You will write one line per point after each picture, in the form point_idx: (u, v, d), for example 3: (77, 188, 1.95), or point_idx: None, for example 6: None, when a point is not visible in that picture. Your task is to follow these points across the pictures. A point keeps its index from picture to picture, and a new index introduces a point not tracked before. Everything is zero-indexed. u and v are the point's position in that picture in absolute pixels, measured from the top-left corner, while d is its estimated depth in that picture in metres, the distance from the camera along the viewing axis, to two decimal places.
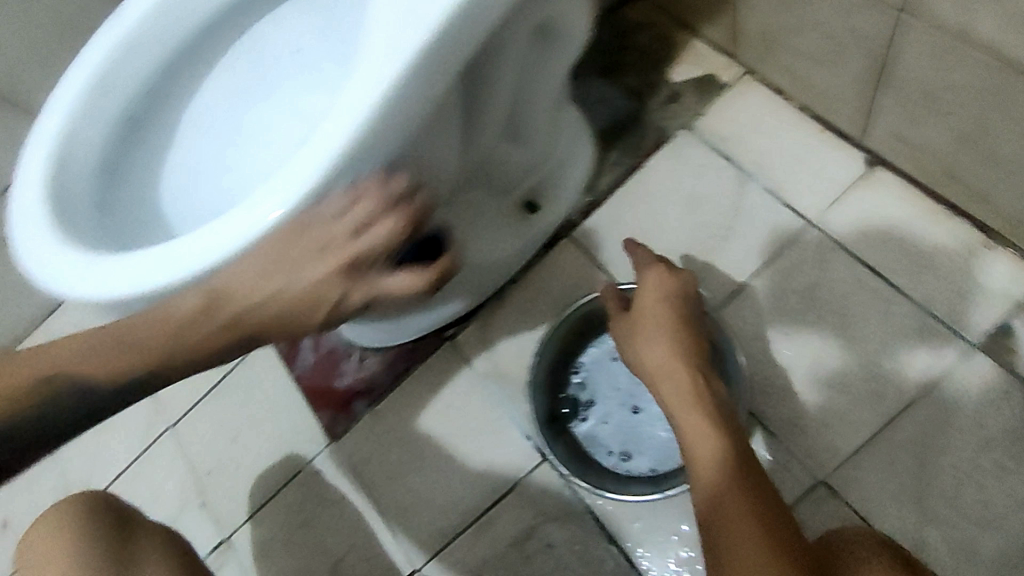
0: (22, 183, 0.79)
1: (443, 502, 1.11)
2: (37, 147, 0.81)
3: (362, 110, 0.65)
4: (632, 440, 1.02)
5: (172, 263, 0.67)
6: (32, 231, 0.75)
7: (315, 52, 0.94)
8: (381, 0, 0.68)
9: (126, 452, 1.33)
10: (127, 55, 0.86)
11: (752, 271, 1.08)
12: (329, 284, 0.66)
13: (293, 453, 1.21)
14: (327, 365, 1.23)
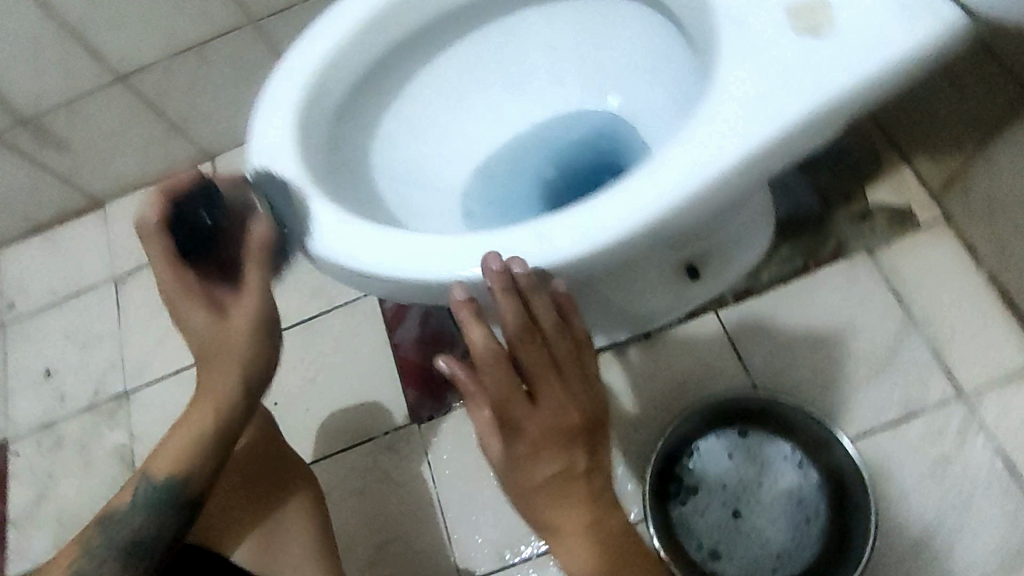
0: (269, 111, 0.76)
1: (508, 525, 1.09)
2: (292, 79, 0.77)
3: (680, 189, 0.65)
4: (725, 543, 1.00)
5: (434, 258, 0.68)
6: (283, 161, 0.73)
7: (572, 69, 0.95)
8: (729, 81, 0.67)
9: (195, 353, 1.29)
10: (410, 6, 0.83)
11: (888, 419, 1.06)
12: (170, 268, 0.67)
13: (371, 420, 1.18)
14: (430, 345, 1.21)
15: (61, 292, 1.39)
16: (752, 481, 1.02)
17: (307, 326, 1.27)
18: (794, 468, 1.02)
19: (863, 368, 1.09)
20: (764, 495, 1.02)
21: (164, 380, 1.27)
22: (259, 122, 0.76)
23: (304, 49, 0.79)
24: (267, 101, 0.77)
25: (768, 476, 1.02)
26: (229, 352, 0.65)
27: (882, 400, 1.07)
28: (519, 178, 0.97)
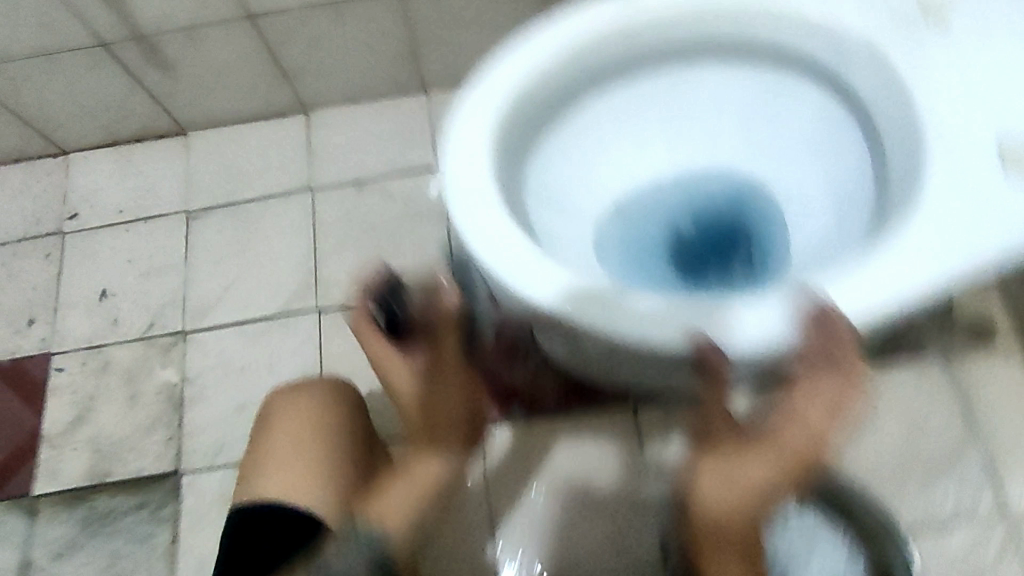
0: (464, 127, 0.78)
1: (556, 547, 1.08)
2: (485, 98, 0.79)
3: (873, 304, 0.66)
4: None
5: (615, 313, 0.69)
6: (479, 180, 0.75)
7: (734, 133, 0.96)
8: (932, 208, 0.69)
9: (261, 307, 1.26)
10: (606, 43, 0.85)
11: (939, 524, 1.09)
12: (368, 338, 0.90)
13: None
14: (503, 355, 1.16)
15: (131, 214, 1.36)
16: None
17: None
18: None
19: (922, 469, 1.12)
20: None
21: (226, 327, 1.25)
22: (449, 132, 0.78)
23: (500, 70, 0.81)
24: (460, 115, 0.79)
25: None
26: (439, 399, 0.79)
27: (933, 504, 1.10)
28: (659, 227, 0.96)
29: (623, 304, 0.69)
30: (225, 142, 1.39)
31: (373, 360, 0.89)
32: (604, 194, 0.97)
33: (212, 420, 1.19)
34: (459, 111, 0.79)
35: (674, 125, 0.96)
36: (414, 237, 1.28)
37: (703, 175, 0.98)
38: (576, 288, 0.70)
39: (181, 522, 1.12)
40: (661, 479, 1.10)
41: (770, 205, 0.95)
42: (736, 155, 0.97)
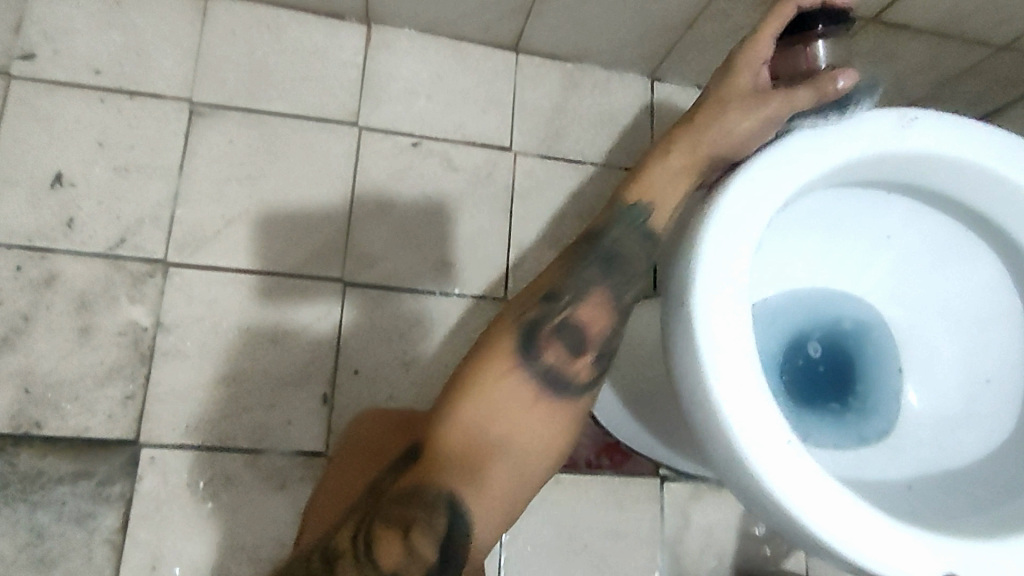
0: (718, 266, 0.65)
1: None
2: (741, 227, 0.67)
3: None
4: None
5: (845, 523, 0.60)
6: (731, 316, 0.64)
7: (903, 272, 0.88)
8: None
9: (270, 260, 1.03)
10: (858, 168, 0.74)
11: None
12: (779, 21, 0.74)
13: None
14: None
15: (111, 81, 1.03)
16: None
17: (418, 293, 1.06)
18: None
19: None
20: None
21: (223, 274, 1.01)
22: (704, 241, 0.66)
23: (756, 187, 0.68)
24: (709, 247, 0.66)
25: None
26: (738, 151, 0.74)
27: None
28: (784, 344, 0.89)
29: (854, 517, 0.60)
30: (258, 30, 1.09)
31: (749, 61, 0.75)
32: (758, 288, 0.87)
33: (188, 388, 0.97)
34: (711, 237, 0.66)
35: (852, 245, 0.88)
36: (468, 226, 1.10)
37: (852, 301, 0.90)
38: (811, 487, 0.60)
39: (135, 506, 0.93)
40: (670, 563, 1.05)
41: (892, 350, 0.89)
42: (891, 295, 0.89)
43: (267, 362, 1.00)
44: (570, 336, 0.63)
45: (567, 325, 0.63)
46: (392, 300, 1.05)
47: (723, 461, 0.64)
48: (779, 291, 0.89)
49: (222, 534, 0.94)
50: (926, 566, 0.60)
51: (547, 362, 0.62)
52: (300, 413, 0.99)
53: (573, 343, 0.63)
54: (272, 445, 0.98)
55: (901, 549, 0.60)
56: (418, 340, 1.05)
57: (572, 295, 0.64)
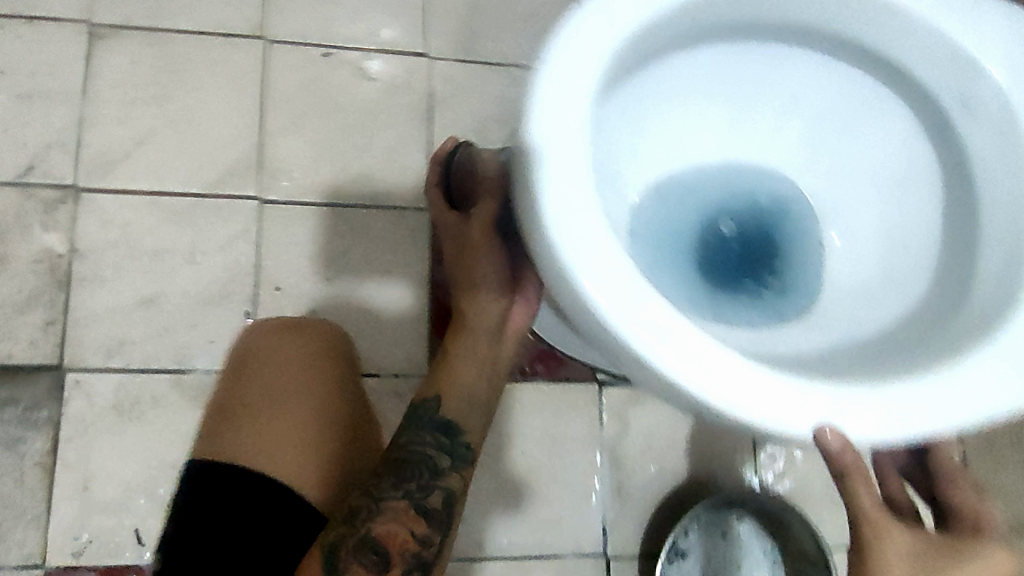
0: (552, 127, 0.60)
1: (497, 515, 1.00)
2: (584, 62, 0.62)
3: (951, 421, 0.60)
4: None
5: (691, 366, 0.58)
6: (570, 157, 0.60)
7: (807, 129, 0.85)
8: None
9: (183, 182, 1.01)
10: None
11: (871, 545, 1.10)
12: (445, 218, 0.83)
13: (377, 353, 1.01)
14: None
15: (8, 8, 1.01)
16: (734, 567, 0.98)
17: (334, 207, 1.04)
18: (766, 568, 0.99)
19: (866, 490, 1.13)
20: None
21: (136, 196, 1.00)
22: (539, 78, 0.62)
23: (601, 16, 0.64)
24: (546, 86, 0.61)
25: (748, 567, 0.98)
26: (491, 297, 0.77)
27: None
28: (687, 212, 0.85)
29: (704, 360, 0.58)
30: None
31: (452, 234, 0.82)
32: (656, 154, 0.84)
33: (107, 310, 0.97)
34: (546, 75, 0.61)
35: (750, 102, 0.84)
36: (386, 135, 1.07)
37: (759, 165, 0.86)
38: (659, 334, 0.58)
39: (64, 428, 0.94)
40: (610, 464, 1.03)
41: (806, 219, 0.85)
42: (798, 155, 0.85)
43: (184, 283, 0.99)
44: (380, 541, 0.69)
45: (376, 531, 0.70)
46: (310, 215, 1.03)
47: (575, 308, 0.61)
48: (679, 159, 0.85)
49: (151, 451, 0.95)
50: (785, 416, 0.58)
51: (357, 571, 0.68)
52: (221, 332, 0.99)
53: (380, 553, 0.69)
54: (196, 364, 0.97)
55: (756, 396, 0.58)
56: (337, 253, 1.03)
57: (375, 513, 0.70)
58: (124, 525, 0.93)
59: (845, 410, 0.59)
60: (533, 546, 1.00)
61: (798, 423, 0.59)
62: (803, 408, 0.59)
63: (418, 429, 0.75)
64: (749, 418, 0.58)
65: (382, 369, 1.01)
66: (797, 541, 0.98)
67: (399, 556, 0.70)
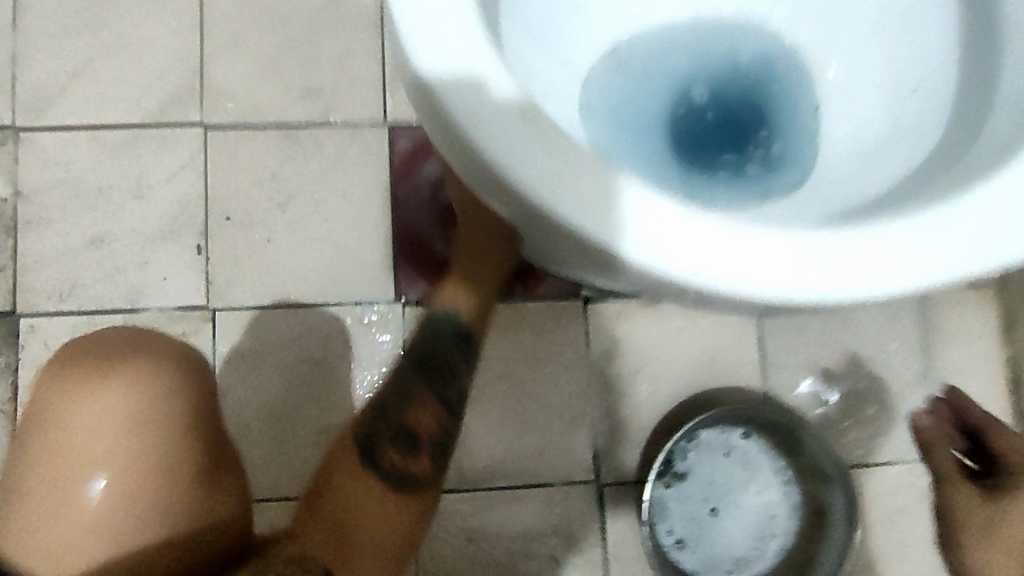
0: None
1: (477, 446, 0.92)
2: None
3: (979, 258, 0.44)
4: (694, 533, 0.88)
5: (610, 211, 0.43)
6: None
7: None
8: None
9: (123, 113, 0.95)
10: None
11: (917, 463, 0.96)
12: None
13: (335, 279, 0.94)
14: (440, 219, 0.95)
15: None
16: (741, 485, 0.89)
17: (282, 128, 0.96)
18: (778, 485, 0.90)
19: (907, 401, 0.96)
20: (748, 502, 0.89)
21: (76, 133, 0.95)
22: None
23: None
24: None
25: (756, 484, 0.90)
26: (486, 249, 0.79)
27: (879, 443, 0.95)
28: (649, 81, 0.73)
29: (624, 201, 0.43)
30: None
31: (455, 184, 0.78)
32: (601, 15, 0.72)
33: (54, 253, 0.92)
34: None
35: None
36: (334, 46, 0.98)
37: (726, 19, 0.73)
38: (565, 173, 0.43)
39: (21, 377, 0.90)
40: (599, 386, 0.94)
41: (789, 79, 0.73)
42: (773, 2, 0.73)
43: (132, 220, 0.94)
44: (407, 435, 0.72)
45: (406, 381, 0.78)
46: (258, 139, 0.96)
47: (459, 157, 0.46)
48: (632, 20, 0.73)
49: None
50: (747, 268, 0.43)
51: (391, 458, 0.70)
52: (174, 269, 0.93)
53: (410, 441, 0.72)
54: (149, 303, 0.92)
55: (741, 259, 0.43)
56: (288, 177, 0.95)
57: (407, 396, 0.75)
58: None
59: (827, 256, 0.44)
60: (518, 476, 0.92)
61: (764, 277, 0.43)
62: (804, 266, 0.44)
63: (434, 336, 0.79)
64: (698, 278, 0.43)
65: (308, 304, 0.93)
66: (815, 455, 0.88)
67: (427, 441, 0.73)
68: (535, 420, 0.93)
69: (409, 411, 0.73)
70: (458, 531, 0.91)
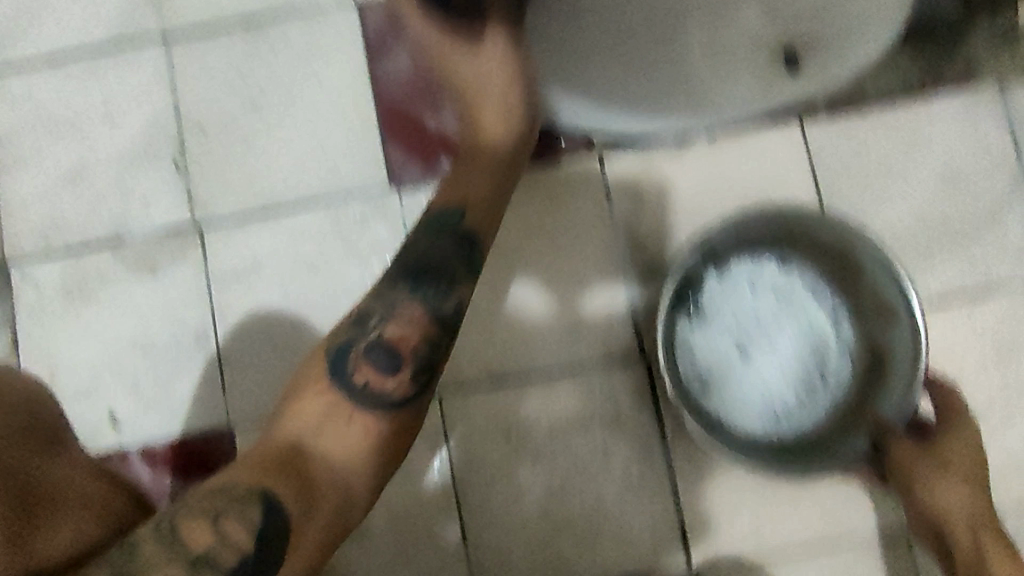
0: None
1: (502, 332, 0.83)
2: None
3: None
4: (729, 379, 0.78)
5: None
6: None
7: None
8: None
9: (80, 38, 0.88)
10: None
11: (1005, 284, 0.81)
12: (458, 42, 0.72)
13: (322, 173, 0.85)
14: (425, 89, 0.86)
15: None
16: (778, 323, 0.79)
17: (244, 21, 0.87)
18: (826, 324, 0.78)
19: (982, 216, 0.82)
20: (787, 341, 0.78)
21: (33, 64, 0.88)
22: None
23: None
24: None
25: (797, 322, 0.79)
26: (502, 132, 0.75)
27: (970, 269, 0.82)
28: None
29: None
30: None
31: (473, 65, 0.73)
32: None
33: (37, 194, 0.86)
34: None
35: None
36: None
37: None
38: None
39: (18, 326, 0.84)
40: (627, 247, 0.83)
41: None
42: None
43: (103, 145, 0.86)
44: (386, 353, 0.61)
45: (383, 343, 0.61)
46: (223, 39, 0.87)
47: None
48: None
49: (106, 333, 0.84)
50: None
51: (364, 381, 0.60)
52: (155, 191, 0.86)
53: (387, 360, 0.61)
54: (134, 230, 0.85)
55: None
56: (258, 73, 0.86)
57: (381, 316, 0.63)
58: (99, 414, 0.83)
59: None
60: (550, 361, 0.82)
61: None
62: None
63: (437, 233, 0.69)
64: None
65: (296, 204, 0.85)
66: (873, 282, 0.75)
67: (408, 356, 0.62)
68: (561, 296, 0.83)
69: (390, 323, 0.62)
70: (490, 427, 0.82)
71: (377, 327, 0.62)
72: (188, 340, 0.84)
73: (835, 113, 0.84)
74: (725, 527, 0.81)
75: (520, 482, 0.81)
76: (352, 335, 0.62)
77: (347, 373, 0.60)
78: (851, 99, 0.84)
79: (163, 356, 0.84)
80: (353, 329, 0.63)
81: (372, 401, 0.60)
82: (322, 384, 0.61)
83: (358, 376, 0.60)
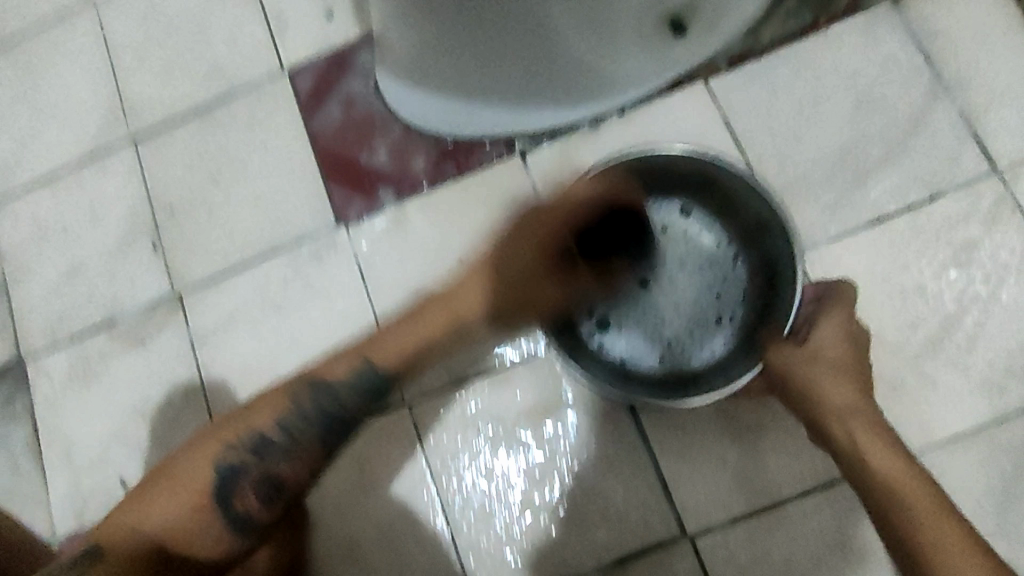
0: None
1: None
2: None
3: None
4: (621, 312, 0.81)
5: None
6: None
7: None
8: None
9: (68, 155, 1.01)
10: None
11: (940, 190, 0.80)
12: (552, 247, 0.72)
13: (277, 224, 0.93)
14: (358, 130, 0.93)
15: None
16: (676, 261, 0.81)
17: (198, 111, 0.98)
18: (729, 264, 0.80)
19: (901, 131, 0.82)
20: (688, 280, 0.81)
21: (33, 187, 1.01)
22: None
23: None
24: None
25: (699, 262, 0.81)
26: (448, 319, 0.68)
27: (902, 181, 0.81)
28: None
29: None
30: None
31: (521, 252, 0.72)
32: None
33: (43, 294, 0.97)
34: None
35: None
36: (222, 24, 1.00)
37: None
38: None
39: (37, 411, 0.93)
40: None
41: None
42: None
43: (95, 240, 0.97)
44: (267, 486, 0.61)
45: (268, 479, 0.61)
46: (181, 131, 0.98)
47: None
48: None
49: (112, 404, 0.92)
50: None
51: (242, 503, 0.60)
52: (140, 271, 0.95)
53: (268, 489, 0.61)
54: (125, 308, 0.94)
55: None
56: (214, 152, 0.97)
57: (281, 450, 0.61)
58: (112, 479, 0.90)
59: None
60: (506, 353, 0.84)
61: None
62: None
63: (358, 393, 0.63)
64: None
65: (258, 257, 0.92)
66: (755, 203, 0.74)
67: (291, 488, 0.62)
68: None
69: (285, 461, 0.61)
70: (461, 429, 0.83)
71: (270, 460, 0.61)
72: (178, 398, 0.90)
73: (736, 66, 0.86)
74: (708, 482, 0.78)
75: (500, 478, 0.82)
76: (247, 458, 0.61)
77: (230, 497, 0.60)
78: (748, 51, 0.87)
79: (160, 416, 0.90)
80: (245, 454, 0.61)
81: (241, 529, 0.60)
82: (202, 500, 0.60)
83: (234, 502, 0.60)
